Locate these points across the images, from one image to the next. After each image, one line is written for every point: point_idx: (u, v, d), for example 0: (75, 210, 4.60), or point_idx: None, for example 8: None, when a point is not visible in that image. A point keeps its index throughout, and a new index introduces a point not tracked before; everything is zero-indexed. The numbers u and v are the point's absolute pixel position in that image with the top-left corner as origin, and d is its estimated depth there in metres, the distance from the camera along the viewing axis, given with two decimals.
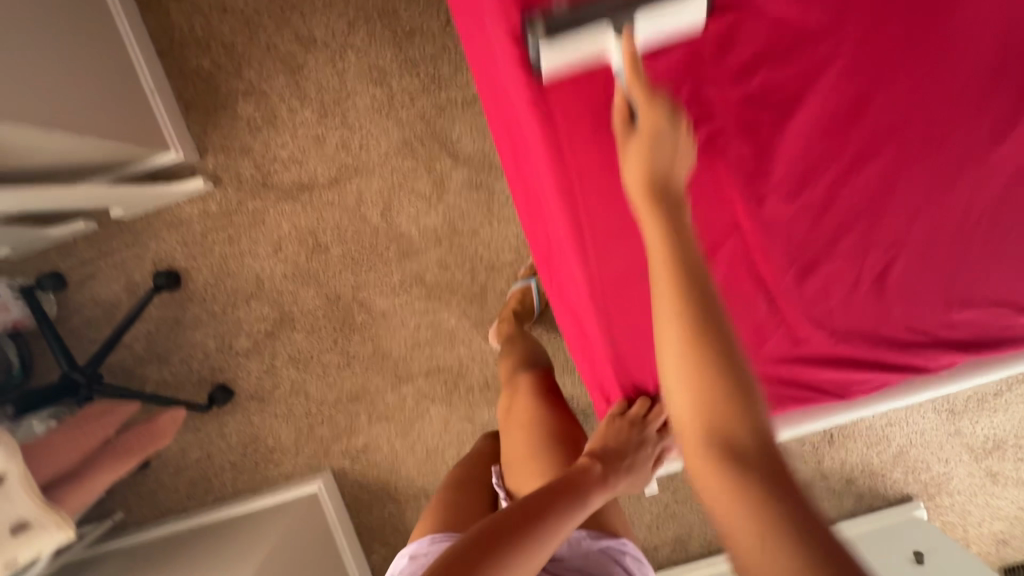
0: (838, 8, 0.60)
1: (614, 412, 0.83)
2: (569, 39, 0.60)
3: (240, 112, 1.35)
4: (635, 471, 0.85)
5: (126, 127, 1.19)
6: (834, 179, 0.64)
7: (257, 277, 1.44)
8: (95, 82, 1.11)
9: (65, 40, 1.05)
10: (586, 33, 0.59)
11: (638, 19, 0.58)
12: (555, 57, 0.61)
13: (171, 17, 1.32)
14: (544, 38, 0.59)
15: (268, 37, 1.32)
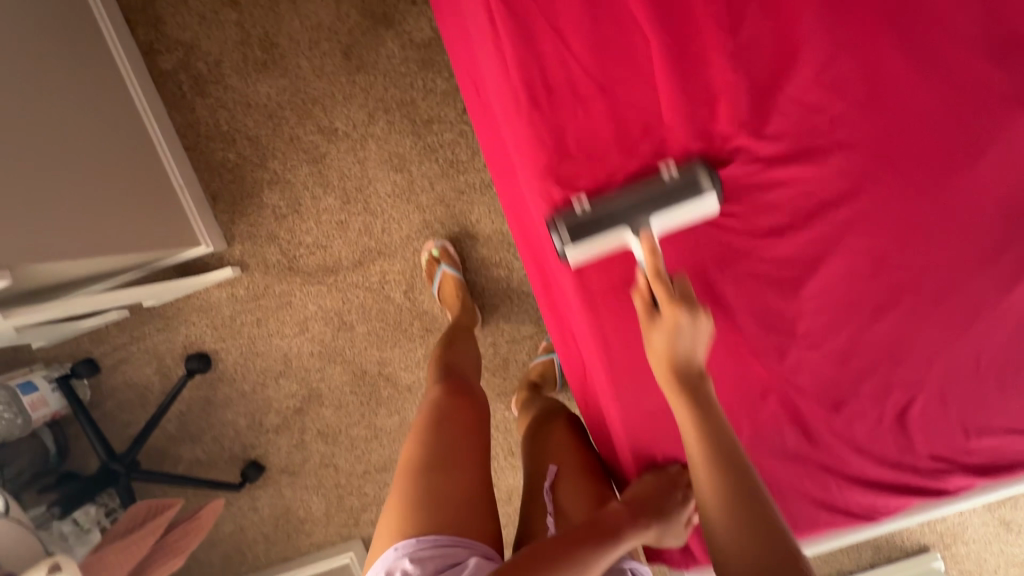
0: (853, 180, 0.65)
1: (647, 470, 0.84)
2: (593, 238, 0.66)
3: (265, 201, 1.39)
4: (667, 523, 0.80)
5: (156, 232, 1.23)
6: (857, 327, 0.69)
7: (286, 356, 1.48)
8: (121, 196, 1.14)
9: (90, 163, 1.09)
10: (608, 232, 0.66)
11: (653, 219, 0.66)
12: (581, 252, 0.67)
13: (197, 112, 1.36)
14: (573, 241, 0.65)
15: (291, 129, 1.36)
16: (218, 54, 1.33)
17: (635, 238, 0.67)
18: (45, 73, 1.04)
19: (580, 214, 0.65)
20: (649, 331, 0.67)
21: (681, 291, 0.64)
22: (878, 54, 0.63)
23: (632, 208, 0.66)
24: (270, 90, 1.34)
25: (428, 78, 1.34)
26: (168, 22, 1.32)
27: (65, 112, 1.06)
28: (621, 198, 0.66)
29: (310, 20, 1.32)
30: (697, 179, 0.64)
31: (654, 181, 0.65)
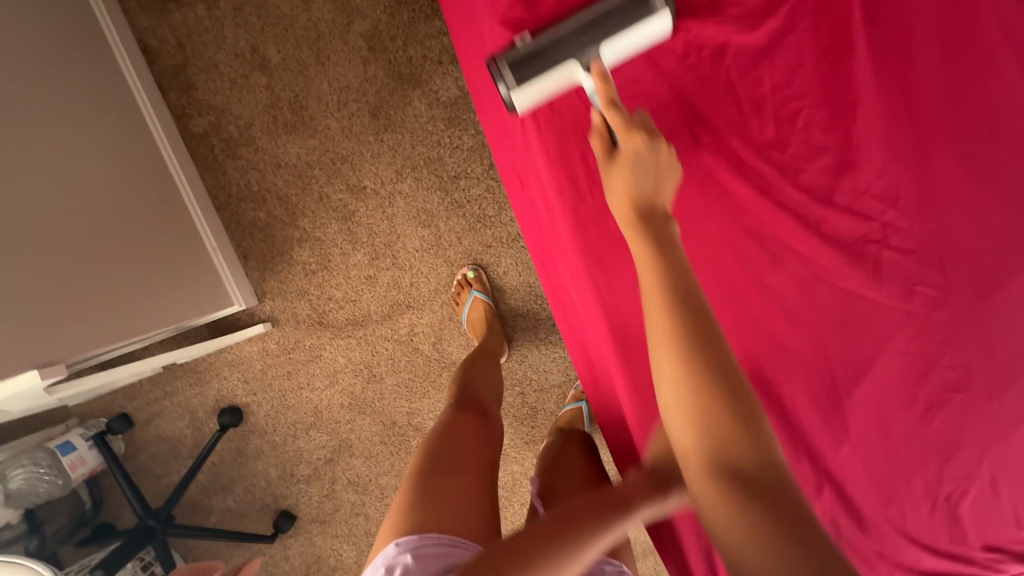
0: (904, 283, 0.66)
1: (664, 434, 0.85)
2: (539, 77, 0.71)
3: (296, 258, 1.41)
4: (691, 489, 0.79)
5: (177, 304, 1.25)
6: (910, 423, 0.69)
7: (316, 408, 1.49)
8: (140, 273, 1.16)
9: (110, 242, 1.11)
10: (554, 70, 0.71)
11: (601, 50, 0.70)
12: (528, 94, 0.72)
13: (228, 174, 1.38)
14: (518, 81, 0.71)
15: (320, 187, 1.38)
16: (248, 117, 1.35)
17: (582, 72, 0.71)
18: (74, 155, 1.07)
19: (522, 50, 0.71)
20: (609, 169, 0.68)
21: (639, 121, 0.66)
22: (926, 166, 0.65)
23: (579, 38, 0.70)
24: (300, 151, 1.37)
25: (454, 135, 1.35)
26: (199, 87, 1.35)
27: (92, 192, 1.09)
28: (568, 29, 0.70)
29: (338, 81, 1.34)
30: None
31: (601, 5, 0.69)
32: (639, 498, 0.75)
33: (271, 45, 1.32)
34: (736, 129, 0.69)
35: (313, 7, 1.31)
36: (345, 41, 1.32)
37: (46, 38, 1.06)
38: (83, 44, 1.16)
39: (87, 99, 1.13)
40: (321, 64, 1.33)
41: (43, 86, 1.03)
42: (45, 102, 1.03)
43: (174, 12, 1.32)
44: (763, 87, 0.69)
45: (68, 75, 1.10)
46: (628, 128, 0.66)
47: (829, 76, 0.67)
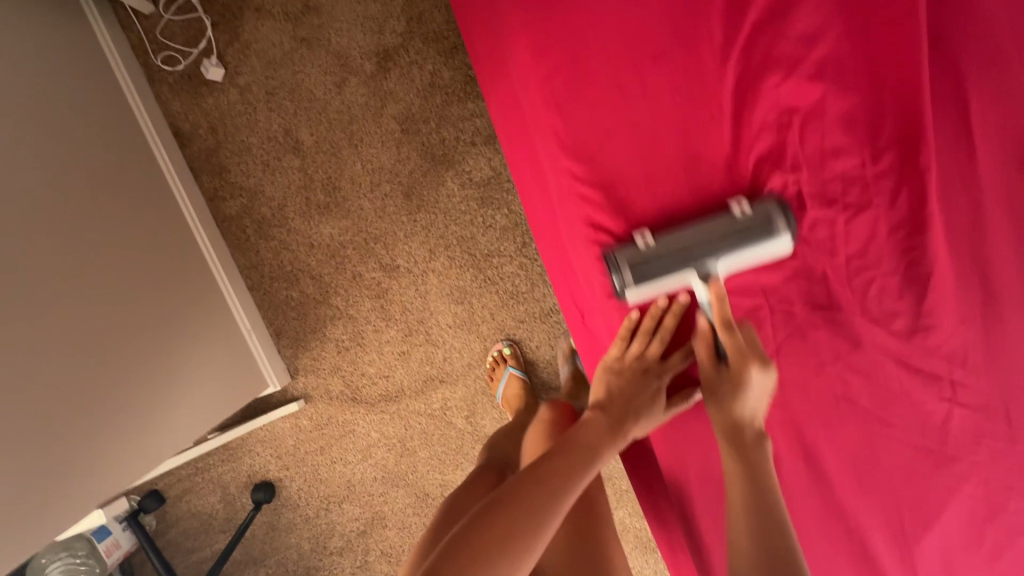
0: (972, 438, 0.72)
1: (609, 358, 0.83)
2: (655, 278, 0.74)
3: (329, 335, 1.41)
4: (647, 412, 0.81)
5: (219, 397, 1.23)
6: (978, 561, 0.74)
7: (348, 483, 1.49)
8: (184, 370, 1.15)
9: (155, 341, 1.10)
10: (674, 275, 0.73)
11: (719, 265, 0.73)
12: (639, 292, 0.75)
13: (261, 254, 1.39)
14: (635, 282, 0.73)
15: (353, 266, 1.38)
16: (281, 199, 1.36)
17: (698, 280, 0.74)
18: (117, 257, 1.05)
19: (644, 252, 0.73)
20: (714, 387, 0.74)
21: (750, 345, 0.72)
22: (995, 333, 0.70)
23: (700, 253, 0.72)
24: (333, 231, 1.37)
25: (487, 214, 1.36)
26: (232, 170, 1.35)
27: (136, 294, 1.08)
28: (692, 244, 0.72)
29: (371, 163, 1.34)
30: (773, 222, 0.70)
31: (727, 221, 0.71)
32: (603, 445, 0.77)
33: (304, 128, 1.33)
34: (812, 292, 0.73)
35: (345, 90, 1.31)
36: (377, 124, 1.33)
37: (87, 141, 1.06)
38: (122, 140, 1.17)
39: (128, 195, 1.13)
40: (355, 146, 1.34)
41: (87, 190, 1.03)
42: (85, 205, 1.01)
43: (206, 96, 1.32)
44: (839, 255, 0.72)
45: (108, 174, 1.09)
46: (741, 355, 0.72)
47: (902, 250, 0.71)
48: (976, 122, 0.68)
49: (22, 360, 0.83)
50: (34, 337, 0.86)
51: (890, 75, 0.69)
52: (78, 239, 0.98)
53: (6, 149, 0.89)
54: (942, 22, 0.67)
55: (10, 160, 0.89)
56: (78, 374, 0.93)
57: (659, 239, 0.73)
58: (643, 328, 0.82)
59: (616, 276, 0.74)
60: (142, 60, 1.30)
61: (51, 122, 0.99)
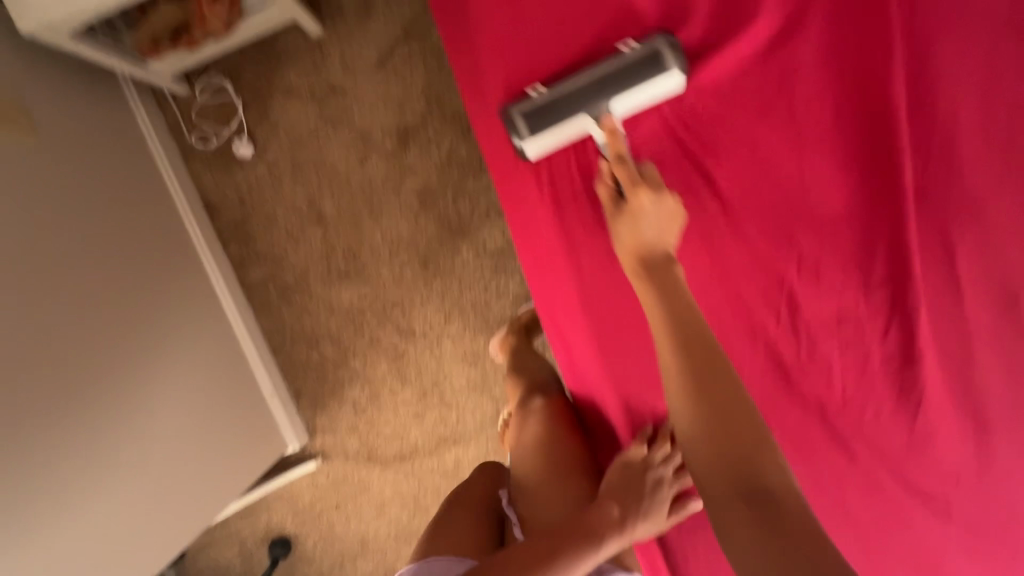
0: None
1: (627, 458, 0.87)
2: (550, 127, 0.84)
3: (347, 395, 1.47)
4: (652, 514, 0.85)
5: (227, 457, 1.24)
6: None
7: (363, 538, 1.52)
8: (207, 442, 1.19)
9: (181, 417, 1.14)
10: (566, 123, 0.83)
11: (608, 105, 0.81)
12: (537, 144, 0.85)
13: (283, 318, 1.45)
14: (530, 130, 0.84)
15: (371, 330, 1.44)
16: (304, 267, 1.42)
17: (589, 123, 0.82)
18: (143, 341, 1.10)
19: (537, 101, 0.83)
20: (618, 219, 0.76)
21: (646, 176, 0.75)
22: None
23: (587, 95, 0.81)
24: (353, 297, 1.43)
25: (501, 282, 1.41)
26: (258, 240, 1.42)
27: (146, 356, 1.10)
28: (581, 83, 0.81)
29: (390, 234, 1.41)
30: (659, 56, 0.78)
31: (610, 65, 0.80)
32: (605, 531, 0.80)
33: (327, 201, 1.40)
34: (812, 412, 0.73)
35: (367, 166, 1.39)
36: (397, 197, 1.40)
37: (108, 217, 1.13)
38: (142, 206, 1.23)
39: (140, 258, 1.17)
40: (374, 218, 1.40)
41: (95, 254, 1.07)
42: (91, 268, 1.05)
43: (236, 171, 1.40)
44: (837, 378, 0.72)
45: (123, 241, 1.14)
46: (632, 182, 0.74)
47: (898, 377, 0.71)
48: (966, 255, 0.69)
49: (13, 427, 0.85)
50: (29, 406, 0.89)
51: (877, 207, 0.72)
52: (103, 331, 1.04)
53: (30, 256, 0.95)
54: (929, 157, 0.70)
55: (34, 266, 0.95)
56: (83, 436, 0.95)
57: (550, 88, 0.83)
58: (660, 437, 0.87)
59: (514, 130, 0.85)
60: (176, 140, 1.38)
61: (74, 218, 1.05)
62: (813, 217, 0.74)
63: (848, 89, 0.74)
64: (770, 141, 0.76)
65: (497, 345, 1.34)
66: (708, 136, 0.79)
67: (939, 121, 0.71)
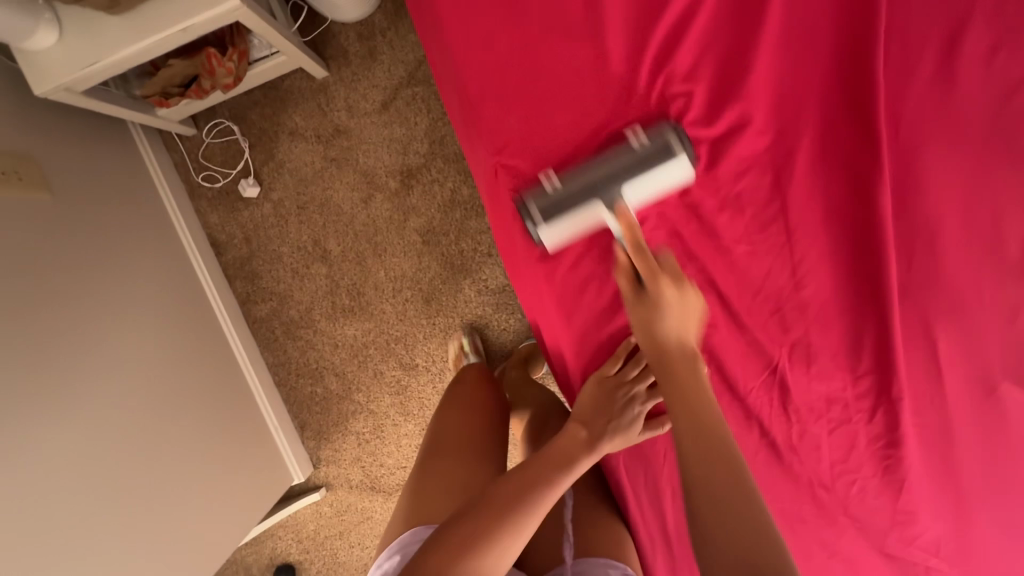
0: None
1: (601, 371, 0.78)
2: (565, 217, 0.71)
3: (350, 428, 1.49)
4: (628, 430, 0.77)
5: (225, 499, 1.23)
6: None
7: (365, 565, 1.55)
8: (216, 483, 1.21)
9: (194, 460, 1.17)
10: (582, 212, 0.70)
11: (624, 190, 0.69)
12: (553, 233, 0.72)
13: (288, 353, 1.47)
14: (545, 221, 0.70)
15: (375, 364, 1.47)
16: (309, 303, 1.45)
17: (607, 212, 0.70)
18: (158, 387, 1.12)
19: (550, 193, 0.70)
20: (636, 311, 0.69)
21: (667, 268, 0.68)
22: None
23: (604, 182, 0.69)
24: (357, 332, 1.46)
25: (502, 318, 1.44)
26: (264, 276, 1.44)
27: (158, 400, 1.11)
28: (596, 173, 0.69)
29: (394, 271, 1.44)
30: (674, 147, 0.67)
31: (625, 150, 0.69)
32: (576, 455, 0.75)
33: (331, 239, 1.42)
34: (801, 497, 0.71)
35: (371, 206, 1.41)
36: (401, 236, 1.42)
37: (120, 264, 1.14)
38: (147, 247, 1.23)
39: (148, 301, 1.18)
40: (378, 255, 1.43)
41: (104, 304, 1.08)
42: (105, 316, 1.06)
43: (241, 210, 1.42)
44: (823, 460, 0.71)
45: (137, 287, 1.16)
46: (652, 274, 0.67)
47: (881, 462, 0.70)
48: (948, 345, 0.67)
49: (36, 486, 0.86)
50: (60, 461, 0.91)
51: (862, 292, 0.67)
52: (124, 378, 1.06)
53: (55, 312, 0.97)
54: (918, 241, 0.66)
55: (55, 323, 0.97)
56: (98, 488, 0.96)
57: (565, 176, 0.70)
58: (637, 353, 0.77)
59: (528, 219, 0.71)
60: (183, 178, 1.41)
61: (89, 268, 1.07)
62: (798, 301, 0.68)
63: (826, 163, 0.67)
64: (749, 218, 0.69)
65: None
66: (678, 208, 0.71)
67: (918, 204, 0.66)
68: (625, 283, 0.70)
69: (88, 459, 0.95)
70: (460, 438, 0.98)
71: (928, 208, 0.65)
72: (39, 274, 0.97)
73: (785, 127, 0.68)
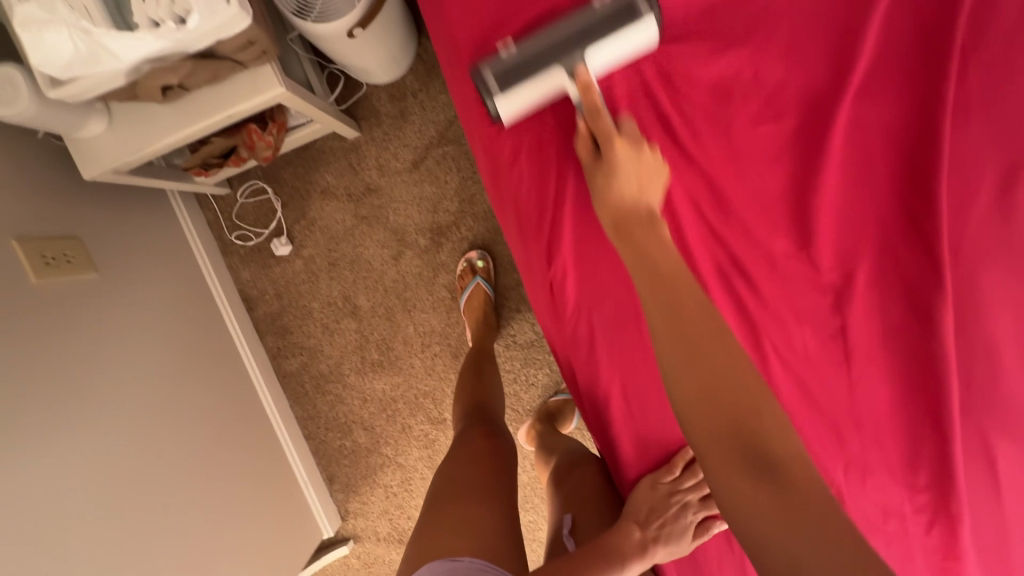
0: None
1: (654, 475, 0.83)
2: (522, 85, 0.71)
3: (379, 481, 1.50)
4: (676, 538, 0.83)
5: (257, 561, 1.23)
6: None
7: None
8: (249, 547, 1.21)
9: (228, 526, 1.17)
10: (538, 80, 0.71)
11: (584, 57, 0.70)
12: (510, 104, 0.73)
13: (318, 407, 1.48)
14: (500, 88, 0.71)
15: (404, 419, 1.47)
16: (339, 358, 1.46)
17: (569, 79, 0.71)
18: (194, 454, 1.13)
19: (505, 59, 0.71)
20: (591, 168, 0.70)
21: (626, 131, 0.68)
22: None
23: (563, 45, 0.70)
24: (386, 387, 1.46)
25: (531, 373, 1.44)
26: (294, 332, 1.46)
27: (192, 468, 1.12)
28: (551, 39, 0.70)
29: (423, 327, 1.44)
30: (634, 8, 0.69)
31: (591, 13, 0.70)
32: (626, 554, 0.80)
33: (361, 295, 1.43)
34: None
35: (401, 262, 1.42)
36: (430, 292, 1.43)
37: (160, 329, 1.16)
38: (183, 309, 1.24)
39: (184, 369, 1.18)
40: (407, 311, 1.44)
41: (146, 374, 1.09)
42: (145, 387, 1.07)
43: (273, 267, 1.43)
44: None
45: (175, 352, 1.17)
46: (613, 136, 0.67)
47: None
48: (1011, 464, 0.66)
49: (37, 494, 0.84)
50: (103, 542, 0.91)
51: (921, 412, 0.67)
52: (163, 450, 1.06)
53: (100, 390, 0.98)
54: (978, 360, 0.66)
55: (100, 400, 0.98)
56: (118, 530, 0.94)
57: (519, 42, 0.71)
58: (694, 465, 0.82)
59: (485, 90, 0.72)
60: (217, 236, 1.43)
61: (132, 339, 1.08)
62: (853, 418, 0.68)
63: (881, 284, 0.67)
64: (805, 333, 0.69)
65: (523, 435, 1.41)
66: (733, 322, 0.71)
67: (980, 327, 0.66)
68: (583, 145, 0.70)
69: (129, 539, 0.95)
70: (477, 478, 0.90)
71: (991, 329, 0.65)
72: (84, 351, 0.98)
73: (840, 246, 0.68)
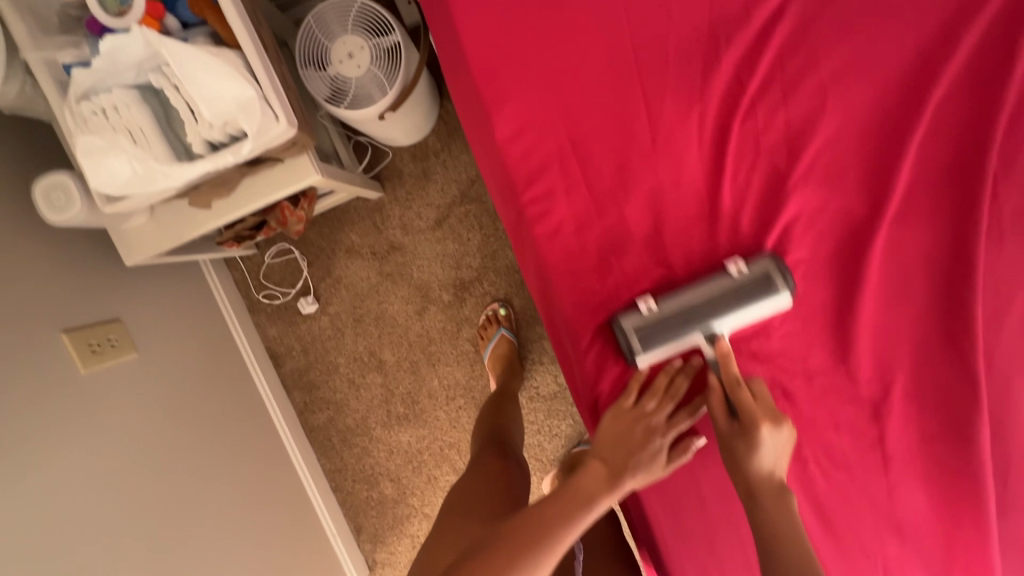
0: None
1: (622, 403, 0.77)
2: (664, 343, 0.76)
3: (406, 530, 1.51)
4: (651, 466, 0.75)
5: None
6: None
7: None
8: None
9: None
10: (678, 340, 0.75)
11: (720, 324, 0.74)
12: (649, 355, 0.77)
13: (344, 459, 1.51)
14: (643, 348, 0.75)
15: (430, 470, 1.49)
16: (365, 412, 1.48)
17: (705, 342, 0.76)
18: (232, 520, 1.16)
19: (648, 319, 0.75)
20: (725, 431, 0.73)
21: (762, 403, 0.71)
22: None
23: (702, 313, 0.74)
24: (411, 439, 1.48)
25: (554, 424, 1.46)
26: (321, 387, 1.48)
27: (232, 534, 1.15)
28: (692, 304, 0.75)
29: (447, 379, 1.46)
30: (771, 279, 0.73)
31: (724, 282, 0.74)
32: (598, 491, 0.70)
33: (386, 349, 1.46)
34: None
35: (425, 317, 1.44)
36: (454, 346, 1.45)
37: (201, 395, 1.20)
38: (216, 371, 1.27)
39: (221, 433, 1.22)
40: (432, 364, 1.46)
41: (187, 444, 1.12)
42: (187, 458, 1.11)
43: (299, 324, 1.46)
44: None
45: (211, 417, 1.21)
46: (755, 411, 0.70)
47: None
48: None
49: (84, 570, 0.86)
50: None
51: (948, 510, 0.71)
52: (205, 520, 1.09)
53: (146, 467, 1.01)
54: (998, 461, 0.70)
55: (147, 477, 1.01)
56: None
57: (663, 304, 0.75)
58: (656, 385, 0.77)
59: (625, 343, 0.76)
60: (245, 295, 1.45)
61: (173, 410, 1.12)
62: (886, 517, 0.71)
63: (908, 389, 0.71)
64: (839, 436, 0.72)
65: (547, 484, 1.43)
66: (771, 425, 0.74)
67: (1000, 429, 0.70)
68: (717, 408, 0.73)
69: None
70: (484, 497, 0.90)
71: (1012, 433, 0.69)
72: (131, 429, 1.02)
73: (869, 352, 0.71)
